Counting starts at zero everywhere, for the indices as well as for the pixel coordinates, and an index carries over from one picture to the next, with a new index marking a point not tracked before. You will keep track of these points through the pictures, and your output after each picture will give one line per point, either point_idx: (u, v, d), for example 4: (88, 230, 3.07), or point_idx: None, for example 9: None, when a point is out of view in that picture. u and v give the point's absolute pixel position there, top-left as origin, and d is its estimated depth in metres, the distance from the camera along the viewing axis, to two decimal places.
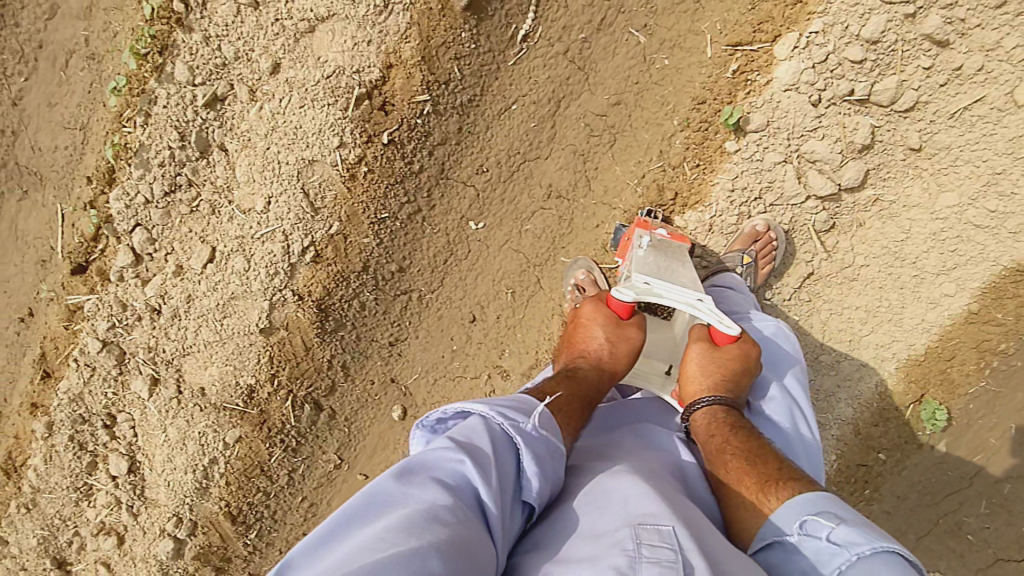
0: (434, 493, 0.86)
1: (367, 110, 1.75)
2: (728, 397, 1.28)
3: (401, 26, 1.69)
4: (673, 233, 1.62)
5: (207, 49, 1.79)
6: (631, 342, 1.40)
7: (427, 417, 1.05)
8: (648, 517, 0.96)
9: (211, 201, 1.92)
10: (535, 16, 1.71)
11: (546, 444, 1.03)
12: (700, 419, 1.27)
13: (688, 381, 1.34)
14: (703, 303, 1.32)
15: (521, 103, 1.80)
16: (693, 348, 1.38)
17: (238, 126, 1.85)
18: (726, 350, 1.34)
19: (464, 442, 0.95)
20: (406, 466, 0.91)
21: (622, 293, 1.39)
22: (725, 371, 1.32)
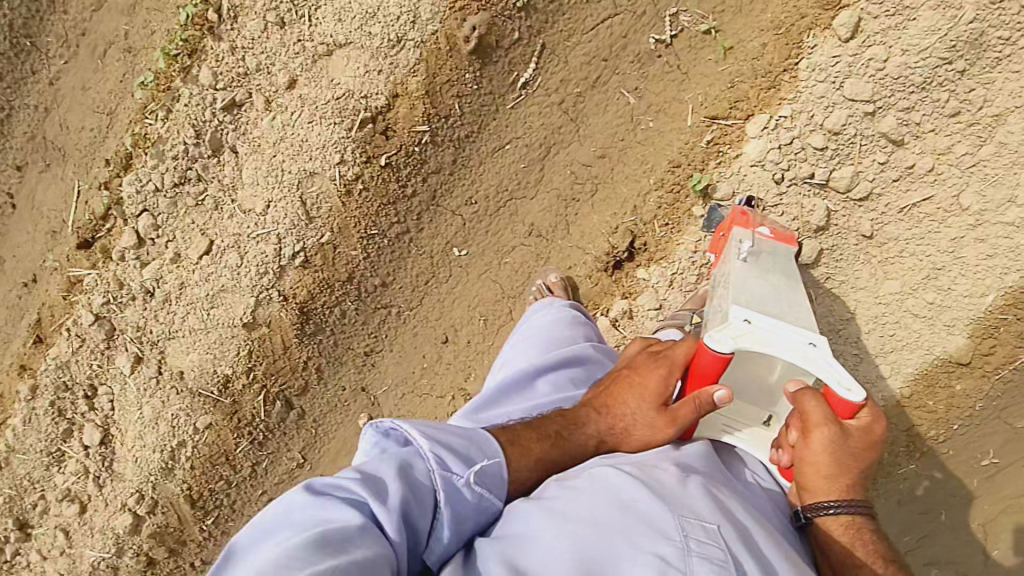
0: (343, 519, 0.91)
1: (370, 133, 1.87)
2: (857, 495, 1.15)
3: (411, 61, 1.81)
4: (777, 234, 1.49)
5: (232, 58, 1.93)
6: (653, 439, 1.24)
7: (377, 423, 1.09)
8: (689, 513, 1.03)
9: (216, 198, 2.04)
10: (536, 68, 1.86)
11: (467, 498, 1.06)
12: (831, 524, 1.14)
13: (817, 474, 1.14)
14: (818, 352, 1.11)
15: (514, 144, 1.93)
16: (822, 431, 1.11)
17: (251, 131, 1.98)
18: (857, 434, 1.12)
19: (388, 475, 0.99)
20: (314, 487, 0.95)
21: (719, 341, 1.13)
22: (857, 462, 1.12)
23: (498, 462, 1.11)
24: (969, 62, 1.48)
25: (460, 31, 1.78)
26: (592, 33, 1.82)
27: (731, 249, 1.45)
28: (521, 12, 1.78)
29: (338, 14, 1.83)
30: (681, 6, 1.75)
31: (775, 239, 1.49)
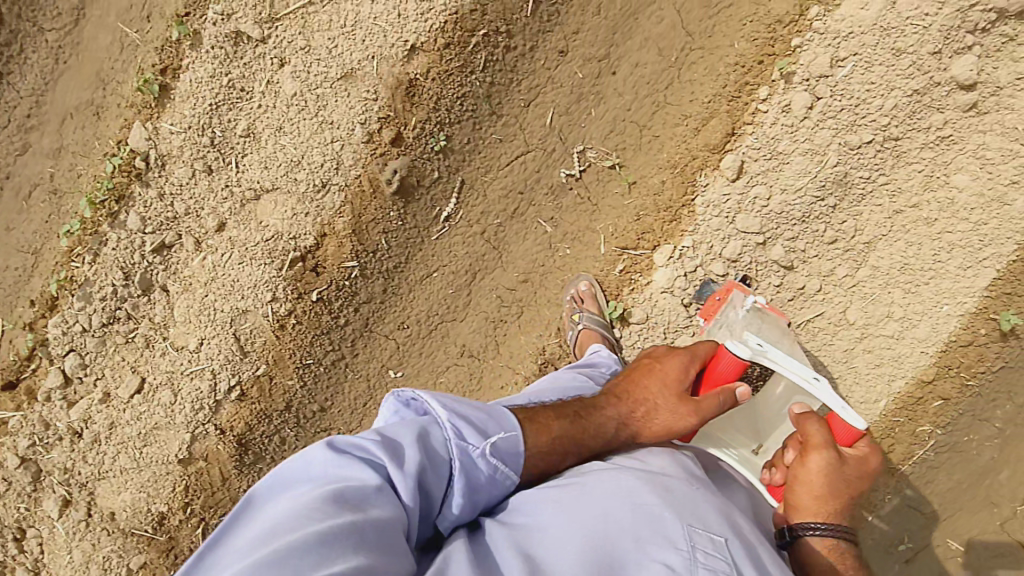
0: (361, 475, 0.94)
1: (300, 270, 1.94)
2: (848, 529, 1.19)
3: (336, 204, 1.90)
4: (771, 306, 1.57)
5: (161, 204, 1.98)
6: (681, 423, 1.32)
7: (398, 396, 1.13)
8: (694, 523, 1.05)
9: (146, 336, 2.04)
10: (458, 202, 1.97)
11: (483, 470, 1.07)
12: (817, 545, 1.17)
13: (807, 493, 1.22)
14: (820, 381, 1.31)
15: (441, 271, 2.02)
16: (818, 454, 1.23)
17: (181, 270, 2.02)
18: (854, 466, 1.24)
19: (403, 441, 1.01)
20: (336, 441, 0.98)
21: (739, 347, 1.37)
22: (848, 492, 1.22)
23: (515, 437, 1.13)
24: (838, 199, 1.68)
25: (382, 174, 1.88)
26: (508, 168, 1.96)
27: (734, 301, 1.59)
28: (440, 154, 1.91)
29: (264, 161, 1.91)
30: (588, 144, 1.92)
31: (768, 309, 1.56)
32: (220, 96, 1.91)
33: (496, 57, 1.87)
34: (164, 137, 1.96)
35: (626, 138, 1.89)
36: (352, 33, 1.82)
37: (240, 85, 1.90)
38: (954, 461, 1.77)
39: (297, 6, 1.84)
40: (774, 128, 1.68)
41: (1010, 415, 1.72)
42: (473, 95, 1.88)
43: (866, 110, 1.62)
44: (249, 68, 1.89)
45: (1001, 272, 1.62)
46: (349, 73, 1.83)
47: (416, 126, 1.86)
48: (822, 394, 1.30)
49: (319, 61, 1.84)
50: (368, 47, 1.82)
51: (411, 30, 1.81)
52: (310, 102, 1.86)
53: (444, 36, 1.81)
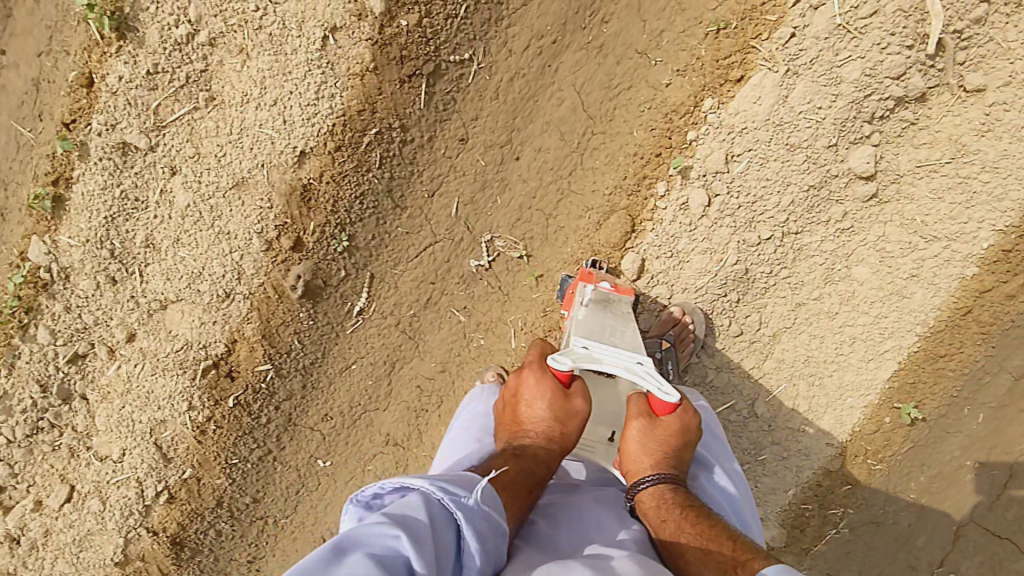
0: (365, 566, 0.81)
1: (214, 377, 1.92)
2: (671, 474, 1.22)
3: (243, 311, 1.88)
4: (617, 287, 1.57)
5: (69, 317, 1.95)
6: (579, 416, 1.24)
7: (361, 493, 1.00)
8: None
9: (71, 445, 2.04)
10: (368, 295, 1.93)
11: (484, 518, 0.98)
12: (647, 499, 1.21)
13: (631, 458, 1.24)
14: (643, 365, 1.23)
15: (359, 363, 2.00)
16: (633, 423, 1.25)
17: (99, 378, 2.00)
18: (669, 428, 1.24)
19: (398, 515, 0.91)
20: (337, 545, 0.84)
21: (559, 361, 1.23)
22: (668, 446, 1.24)
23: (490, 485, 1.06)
24: (740, 293, 1.65)
25: (286, 281, 1.84)
26: (417, 259, 1.91)
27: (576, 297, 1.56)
28: (344, 253, 1.87)
29: (166, 273, 1.88)
30: (495, 234, 1.87)
31: (616, 291, 1.57)
32: (114, 209, 1.85)
33: (392, 152, 1.80)
34: (64, 249, 1.91)
35: (532, 227, 1.84)
36: (239, 141, 1.77)
37: (134, 195, 1.85)
38: (871, 534, 1.72)
39: (182, 113, 1.78)
40: (672, 225, 1.64)
41: (924, 486, 1.69)
42: (372, 191, 1.82)
43: (763, 206, 1.58)
44: (142, 177, 1.84)
45: (902, 363, 1.64)
46: (241, 181, 1.79)
47: (315, 231, 1.81)
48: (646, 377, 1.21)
49: (209, 170, 1.80)
50: (256, 155, 1.77)
51: (298, 136, 1.75)
52: (204, 213, 1.82)
53: (333, 138, 1.75)
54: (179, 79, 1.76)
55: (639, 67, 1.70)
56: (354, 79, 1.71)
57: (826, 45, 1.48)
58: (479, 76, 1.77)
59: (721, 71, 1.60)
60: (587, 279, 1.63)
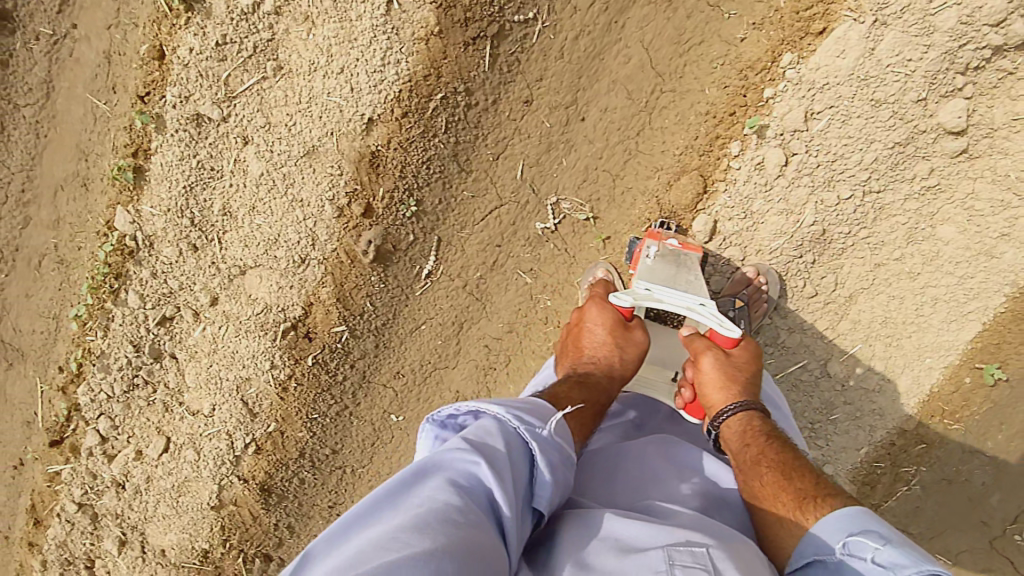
0: (444, 493, 0.87)
1: (293, 339, 2.02)
2: (751, 402, 1.28)
3: (317, 276, 1.95)
4: (684, 244, 1.59)
5: (156, 282, 2.06)
6: (637, 343, 1.37)
7: (438, 414, 1.07)
8: (682, 539, 0.97)
9: (165, 400, 2.19)
10: (436, 258, 1.97)
11: (557, 449, 1.03)
12: (733, 426, 1.25)
13: (710, 388, 1.28)
14: (705, 306, 1.31)
15: (428, 324, 2.06)
16: (707, 355, 1.31)
17: (186, 339, 2.12)
18: (738, 357, 1.32)
19: (477, 440, 0.97)
20: (419, 469, 0.91)
21: (621, 298, 1.34)
22: (743, 375, 1.30)
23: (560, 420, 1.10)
24: (816, 255, 1.63)
25: (358, 246, 1.90)
26: (483, 223, 1.93)
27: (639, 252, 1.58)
28: (413, 218, 1.90)
29: (244, 240, 1.95)
30: (561, 196, 1.86)
31: (683, 248, 1.60)
32: (191, 178, 1.92)
33: (457, 117, 1.79)
34: (147, 219, 2.00)
35: (599, 188, 1.83)
36: (308, 109, 1.80)
37: (210, 164, 1.91)
38: (949, 492, 1.69)
39: (251, 82, 1.81)
40: (747, 186, 1.62)
41: (1002, 445, 1.63)
42: (439, 157, 1.83)
43: (844, 165, 1.53)
44: (216, 147, 1.89)
45: (986, 325, 1.61)
46: (312, 150, 1.83)
47: (384, 197, 1.84)
48: (706, 316, 1.30)
49: (280, 139, 1.84)
50: (325, 123, 1.80)
51: (366, 103, 1.76)
52: (277, 181, 1.87)
53: (400, 105, 1.75)
54: (247, 49, 1.79)
55: (711, 21, 1.64)
56: (420, 43, 1.71)
57: None
58: (544, 35, 1.74)
59: (801, 23, 1.53)
60: (654, 238, 1.64)
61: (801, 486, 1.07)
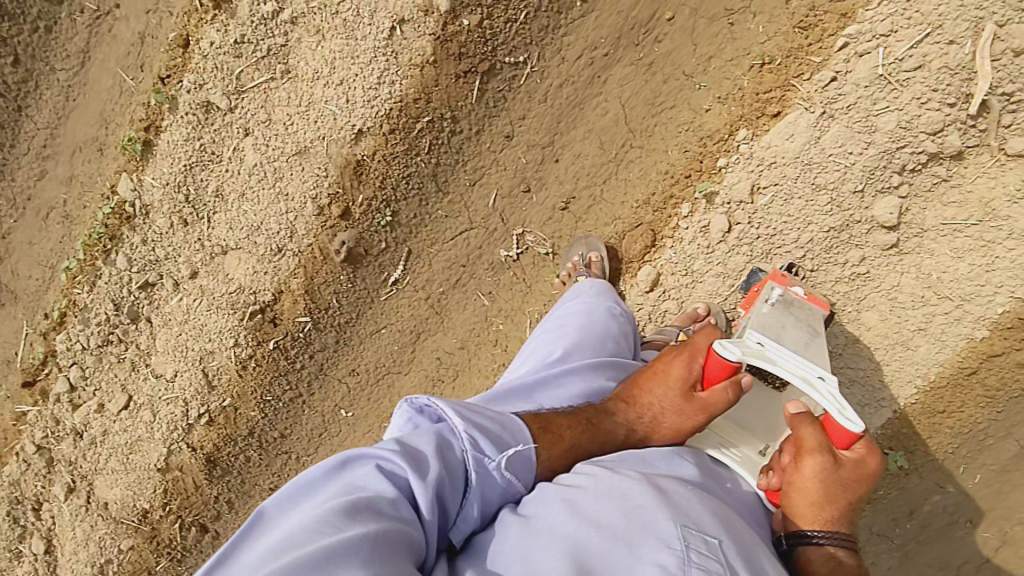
0: (374, 480, 0.95)
1: (259, 321, 2.14)
2: (845, 533, 1.11)
3: (291, 266, 2.07)
4: (810, 296, 1.50)
5: (145, 249, 2.19)
6: (686, 423, 1.24)
7: (410, 403, 1.11)
8: (701, 524, 0.98)
9: (133, 360, 2.31)
10: (404, 268, 2.10)
11: (498, 476, 1.07)
12: (814, 555, 1.09)
13: (803, 500, 1.12)
14: (824, 382, 1.15)
15: (389, 328, 2.19)
16: (812, 458, 1.12)
17: (163, 306, 2.24)
18: (851, 469, 1.11)
19: (417, 444, 1.02)
20: (349, 458, 0.98)
21: (728, 349, 1.22)
22: (843, 498, 1.11)
23: (530, 448, 1.10)
24: None
25: (331, 244, 2.03)
26: (452, 242, 2.06)
27: (761, 292, 1.50)
28: (386, 228, 2.03)
29: (230, 223, 2.09)
30: (526, 228, 1.99)
31: (808, 300, 1.50)
32: (193, 159, 2.07)
33: (441, 141, 1.93)
34: (147, 189, 2.15)
35: (561, 228, 1.96)
36: (306, 113, 1.93)
37: (211, 149, 2.05)
38: None
39: (261, 81, 1.96)
40: (691, 246, 1.77)
41: (908, 532, 1.75)
42: (419, 175, 1.96)
43: (782, 241, 1.67)
44: (219, 134, 2.04)
45: (898, 412, 1.68)
46: (303, 150, 1.96)
47: (362, 204, 1.98)
48: (824, 397, 1.13)
49: (277, 135, 1.97)
50: (319, 128, 1.93)
51: (358, 115, 1.89)
52: (268, 174, 2.00)
53: (389, 121, 1.88)
54: (261, 50, 1.93)
55: (684, 89, 1.77)
56: (414, 69, 1.83)
57: (866, 92, 1.53)
58: (531, 79, 1.88)
59: (760, 104, 1.67)
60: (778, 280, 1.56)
61: None
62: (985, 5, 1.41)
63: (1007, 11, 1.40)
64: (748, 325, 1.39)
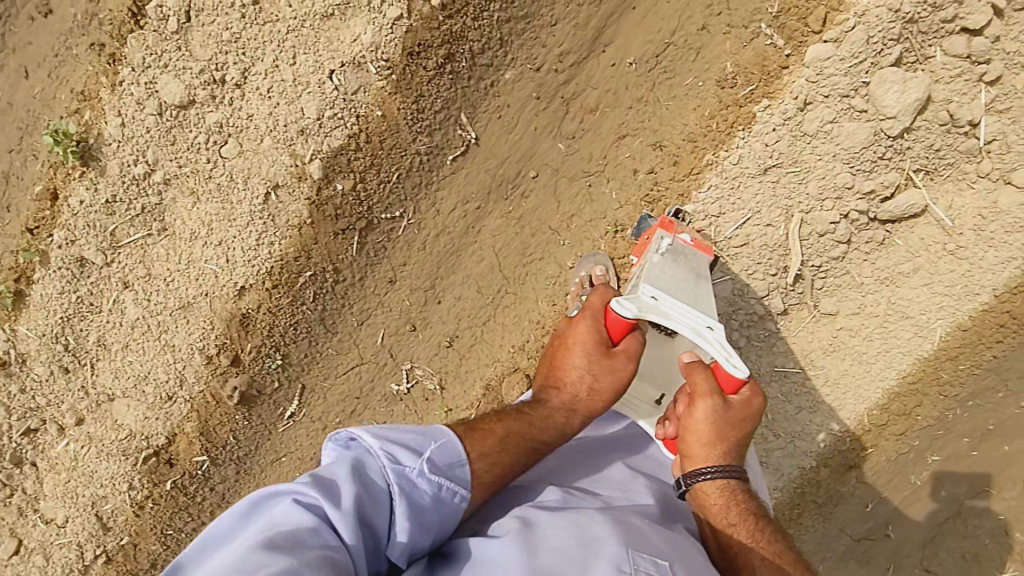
0: (296, 516, 0.95)
1: (153, 464, 2.12)
2: (736, 465, 1.23)
3: (183, 412, 2.07)
4: (697, 243, 1.53)
5: (23, 397, 2.11)
6: (617, 379, 1.31)
7: (338, 434, 1.11)
8: (646, 549, 1.08)
9: (20, 505, 2.20)
10: (300, 402, 2.13)
11: (426, 489, 1.05)
12: (709, 487, 1.22)
13: (697, 441, 1.22)
14: (712, 331, 1.24)
15: (289, 457, 2.20)
16: (702, 403, 1.21)
17: (49, 450, 2.17)
18: (737, 409, 1.22)
19: (331, 477, 1.01)
20: (267, 495, 0.98)
21: (625, 306, 1.27)
22: (734, 435, 1.22)
23: (452, 445, 1.11)
24: None
25: (223, 390, 2.04)
26: (345, 376, 2.12)
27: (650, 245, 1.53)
28: (279, 368, 2.06)
29: (115, 372, 2.07)
30: (415, 363, 2.09)
31: (695, 247, 1.53)
32: (70, 311, 2.02)
33: (325, 291, 1.99)
34: (22, 338, 2.06)
35: (447, 362, 2.07)
36: (186, 271, 1.95)
37: (89, 301, 2.02)
38: None
39: (136, 237, 1.95)
40: None
41: None
42: (306, 320, 2.01)
43: None
44: (97, 287, 2.01)
45: None
46: (186, 305, 1.97)
47: (251, 351, 2.01)
48: (713, 345, 1.22)
49: (158, 291, 1.98)
50: (201, 286, 1.96)
51: (239, 274, 1.93)
52: (152, 326, 2.00)
53: (271, 278, 1.93)
54: (135, 209, 1.92)
55: (549, 243, 1.93)
56: (292, 231, 1.88)
57: None
58: (407, 231, 1.96)
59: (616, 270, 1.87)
60: (667, 228, 1.58)
61: None
62: (793, 197, 1.68)
63: (810, 202, 1.68)
64: (639, 276, 1.46)
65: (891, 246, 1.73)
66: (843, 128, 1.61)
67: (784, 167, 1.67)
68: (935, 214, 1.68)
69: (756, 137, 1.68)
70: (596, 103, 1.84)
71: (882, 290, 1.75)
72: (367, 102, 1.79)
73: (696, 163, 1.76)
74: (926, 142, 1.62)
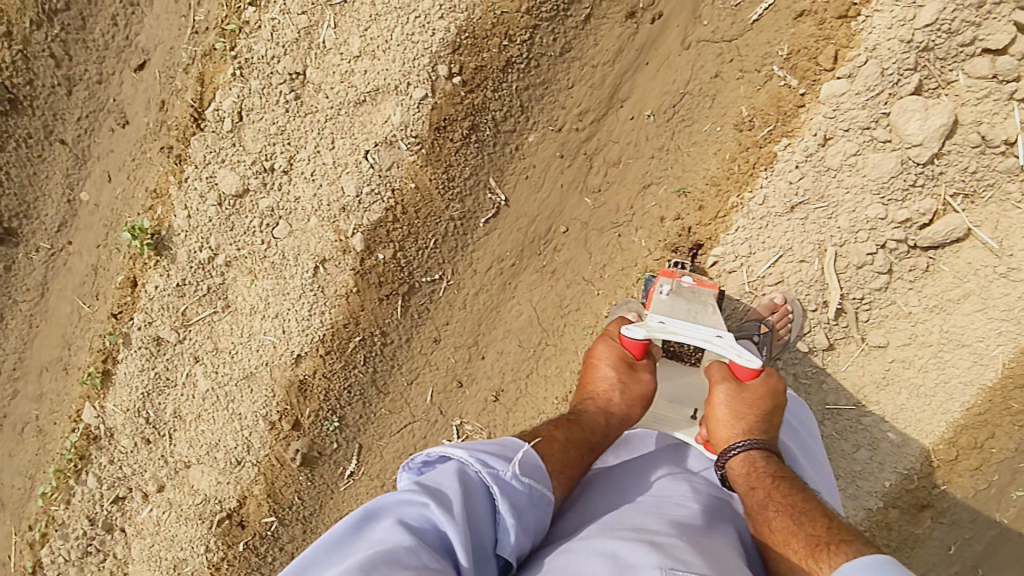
0: (393, 534, 0.91)
1: (227, 526, 2.25)
2: (762, 440, 1.27)
3: (252, 475, 2.20)
4: (699, 281, 1.62)
5: (113, 467, 2.30)
6: (643, 384, 1.40)
7: (411, 460, 1.10)
8: (681, 565, 0.98)
9: (113, 569, 2.37)
10: (358, 460, 2.20)
11: (519, 489, 1.06)
12: (737, 466, 1.25)
13: (719, 424, 1.30)
14: (719, 337, 1.30)
15: (351, 515, 2.26)
16: (719, 387, 1.34)
17: (135, 516, 2.34)
18: (755, 394, 1.31)
19: (433, 485, 1.00)
20: (370, 513, 0.95)
21: (634, 329, 1.38)
22: (756, 413, 1.30)
23: (530, 455, 1.13)
24: None
25: (286, 453, 2.15)
26: (399, 433, 2.18)
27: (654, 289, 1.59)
28: (337, 430, 2.15)
29: (189, 440, 2.23)
30: (464, 418, 2.13)
31: (698, 286, 1.61)
32: (150, 386, 2.21)
33: (375, 353, 2.08)
34: (109, 413, 2.27)
35: (495, 416, 2.11)
36: (248, 342, 2.11)
37: (166, 375, 2.20)
38: None
39: (204, 315, 2.13)
40: None
41: None
42: (359, 382, 2.10)
43: None
44: (171, 362, 2.19)
45: None
46: (251, 374, 2.12)
47: (310, 414, 2.11)
48: (720, 347, 1.29)
49: (225, 362, 2.14)
50: (262, 355, 2.10)
51: (295, 343, 2.06)
52: (220, 397, 2.16)
53: (324, 344, 2.05)
54: (202, 289, 2.10)
55: (585, 293, 1.97)
56: (341, 299, 2.01)
57: (738, 302, 1.80)
58: (449, 291, 2.05)
59: None
60: (670, 275, 1.67)
61: (814, 530, 1.08)
62: (825, 231, 1.68)
63: (843, 235, 1.67)
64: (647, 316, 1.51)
65: (937, 272, 1.67)
66: (869, 160, 1.60)
67: (812, 203, 1.67)
68: (981, 238, 1.62)
69: (779, 176, 1.69)
70: (618, 156, 1.88)
71: (932, 318, 1.69)
72: (401, 176, 1.91)
73: (722, 206, 1.78)
74: (960, 165, 1.58)
